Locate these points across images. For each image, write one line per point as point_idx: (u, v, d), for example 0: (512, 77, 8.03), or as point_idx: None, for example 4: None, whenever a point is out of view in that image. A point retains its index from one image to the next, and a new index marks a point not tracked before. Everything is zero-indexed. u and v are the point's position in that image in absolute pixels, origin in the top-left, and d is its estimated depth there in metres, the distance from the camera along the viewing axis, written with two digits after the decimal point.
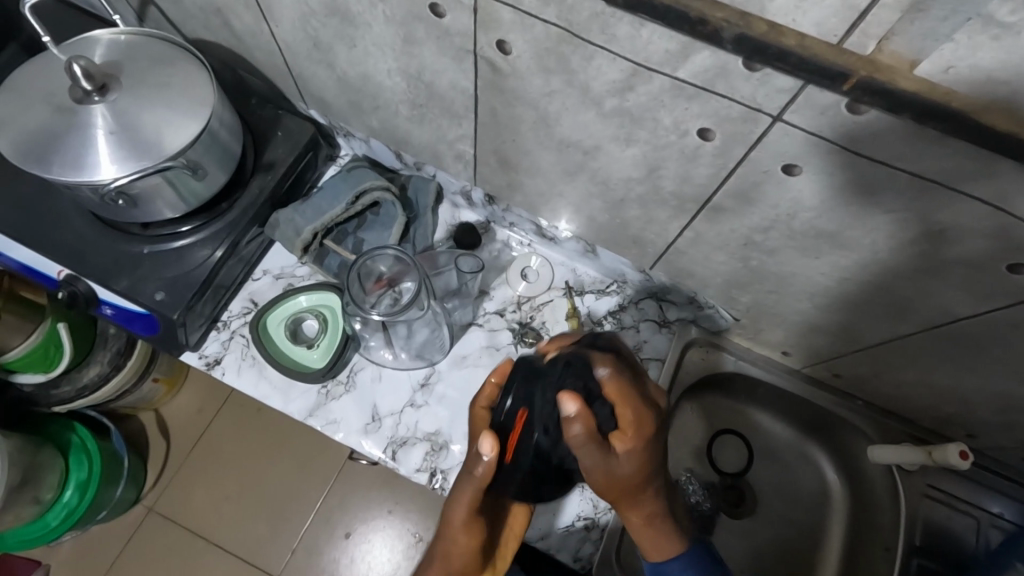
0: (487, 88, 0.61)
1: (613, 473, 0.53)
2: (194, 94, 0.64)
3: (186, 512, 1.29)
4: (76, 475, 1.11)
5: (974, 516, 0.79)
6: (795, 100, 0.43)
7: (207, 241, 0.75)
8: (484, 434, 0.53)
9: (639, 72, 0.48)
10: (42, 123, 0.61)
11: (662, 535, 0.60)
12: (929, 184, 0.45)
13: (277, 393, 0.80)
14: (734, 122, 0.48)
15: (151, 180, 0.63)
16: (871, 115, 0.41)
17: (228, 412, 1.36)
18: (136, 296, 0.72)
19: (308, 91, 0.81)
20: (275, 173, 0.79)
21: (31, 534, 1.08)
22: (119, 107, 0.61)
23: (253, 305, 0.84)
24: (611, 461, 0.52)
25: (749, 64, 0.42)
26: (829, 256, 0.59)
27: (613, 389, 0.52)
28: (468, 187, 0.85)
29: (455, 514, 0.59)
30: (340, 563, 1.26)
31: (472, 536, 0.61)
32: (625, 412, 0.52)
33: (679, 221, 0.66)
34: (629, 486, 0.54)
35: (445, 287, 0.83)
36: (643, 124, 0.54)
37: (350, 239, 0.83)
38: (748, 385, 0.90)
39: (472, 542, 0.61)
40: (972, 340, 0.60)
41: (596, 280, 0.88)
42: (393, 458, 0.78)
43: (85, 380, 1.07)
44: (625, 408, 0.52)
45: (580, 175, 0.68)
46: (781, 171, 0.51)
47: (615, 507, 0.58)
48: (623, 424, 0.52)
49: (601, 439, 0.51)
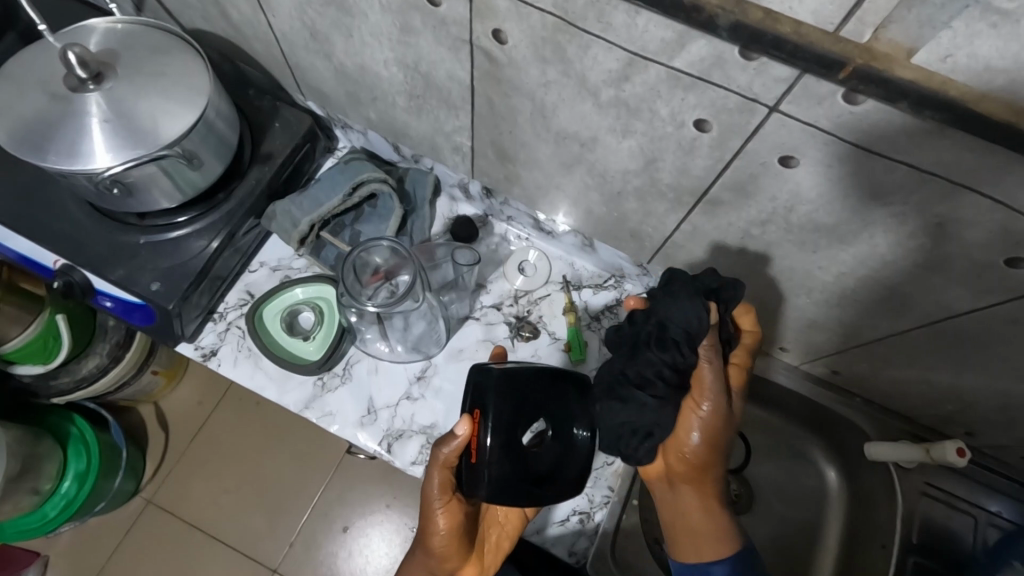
0: (484, 79, 0.61)
1: (711, 424, 0.61)
2: (190, 84, 0.64)
3: (184, 504, 1.29)
4: (75, 467, 1.11)
5: (973, 515, 0.78)
6: (792, 90, 0.43)
7: (203, 231, 0.75)
8: (462, 416, 0.57)
9: (636, 62, 0.48)
10: (37, 111, 0.60)
11: (719, 520, 0.64)
12: (926, 177, 0.44)
13: (272, 385, 0.80)
14: (730, 113, 0.48)
15: (146, 169, 0.62)
16: (868, 106, 0.41)
17: (227, 405, 1.36)
18: (132, 286, 0.71)
19: (305, 82, 0.81)
20: (273, 164, 0.79)
21: (27, 525, 1.07)
22: (115, 95, 0.61)
23: (250, 297, 0.84)
24: (711, 409, 0.60)
25: (745, 53, 0.42)
26: (827, 250, 0.59)
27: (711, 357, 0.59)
28: (465, 180, 0.85)
29: (433, 489, 0.63)
30: (338, 557, 1.26)
31: (451, 515, 0.65)
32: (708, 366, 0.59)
33: (676, 214, 0.66)
34: (717, 441, 0.61)
35: (442, 281, 0.82)
36: (640, 115, 0.54)
37: (347, 232, 0.83)
38: (745, 380, 0.90)
39: (453, 523, 0.65)
40: (970, 336, 0.59)
41: (594, 275, 0.88)
42: (388, 451, 0.78)
43: (83, 371, 1.07)
44: (709, 376, 0.60)
45: (578, 167, 0.68)
46: (779, 163, 0.51)
47: (682, 473, 0.64)
48: (715, 381, 0.60)
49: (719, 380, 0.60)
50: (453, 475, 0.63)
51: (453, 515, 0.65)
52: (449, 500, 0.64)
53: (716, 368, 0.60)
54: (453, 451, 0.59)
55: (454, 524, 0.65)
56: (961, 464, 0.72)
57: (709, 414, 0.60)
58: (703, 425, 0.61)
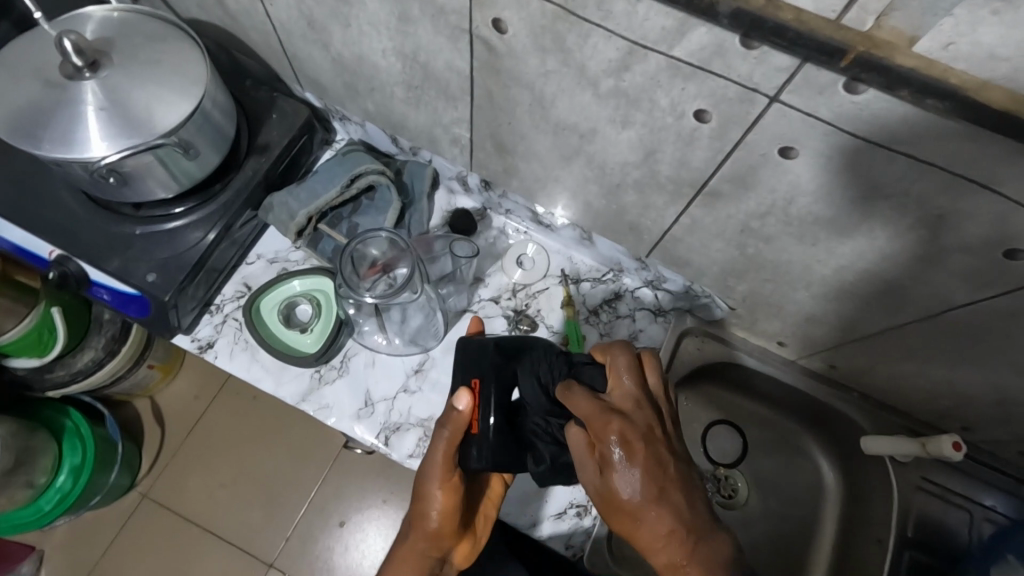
0: (483, 69, 0.61)
1: (625, 426, 0.51)
2: (187, 73, 0.63)
3: (179, 498, 1.29)
4: (70, 460, 1.10)
5: (968, 510, 0.78)
6: (793, 80, 0.43)
7: (200, 222, 0.75)
8: (461, 390, 0.59)
9: (636, 51, 0.48)
10: (31, 98, 0.60)
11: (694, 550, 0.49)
12: (926, 167, 0.44)
13: (269, 377, 0.80)
14: (731, 103, 0.48)
15: (142, 159, 0.62)
16: (870, 95, 0.41)
17: (223, 399, 1.35)
18: (128, 277, 0.71)
19: (303, 73, 0.80)
20: (270, 155, 0.78)
21: (21, 519, 1.06)
22: (111, 84, 0.61)
23: (247, 289, 0.84)
24: (609, 418, 0.51)
25: (746, 42, 0.42)
26: (826, 243, 0.59)
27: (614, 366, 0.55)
28: (464, 173, 0.85)
29: (432, 471, 0.62)
30: (334, 552, 1.26)
31: (449, 497, 0.64)
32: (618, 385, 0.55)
33: (675, 207, 0.66)
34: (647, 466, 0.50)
35: (440, 274, 0.82)
36: (639, 106, 0.54)
37: (345, 224, 0.82)
38: (743, 375, 0.89)
39: (450, 504, 0.65)
40: (967, 330, 0.59)
41: (592, 269, 0.88)
42: (385, 444, 0.77)
43: (79, 364, 1.07)
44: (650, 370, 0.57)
45: (576, 159, 0.68)
46: (779, 154, 0.50)
47: (635, 504, 0.50)
48: (619, 385, 0.55)
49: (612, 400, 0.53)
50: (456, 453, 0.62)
51: (451, 494, 0.64)
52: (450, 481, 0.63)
53: (618, 376, 0.55)
54: (455, 428, 0.59)
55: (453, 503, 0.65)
56: (956, 458, 0.72)
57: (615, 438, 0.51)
58: (622, 432, 0.50)
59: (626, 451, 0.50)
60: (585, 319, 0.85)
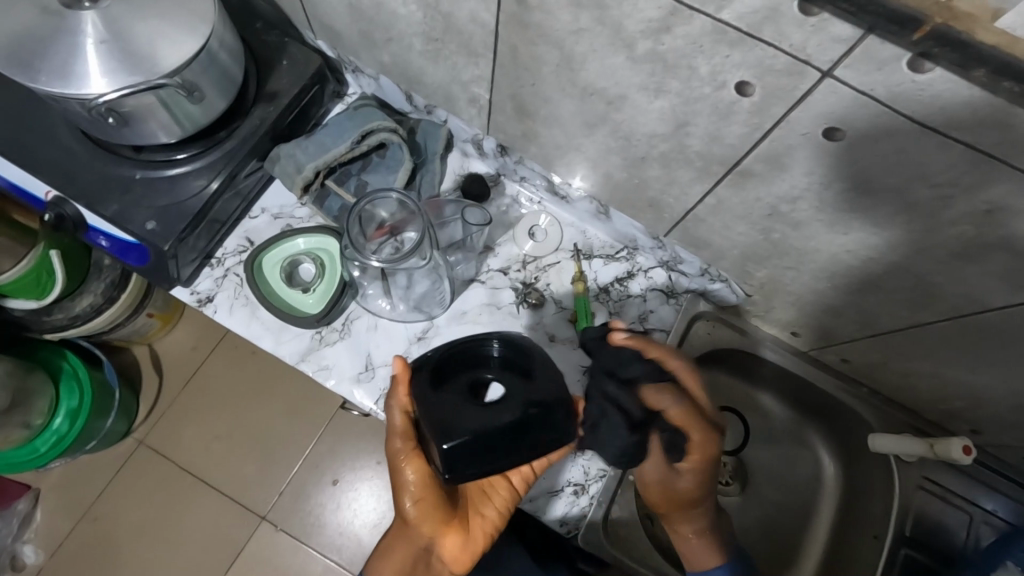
0: (510, 23, 0.57)
1: (689, 377, 0.64)
2: (194, 10, 0.59)
3: (177, 448, 1.29)
4: (67, 403, 1.09)
5: (967, 512, 0.76)
6: (851, 52, 0.39)
7: (202, 170, 0.72)
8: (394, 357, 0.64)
9: (679, 11, 0.44)
10: (25, 24, 0.56)
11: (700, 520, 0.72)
12: (982, 157, 0.41)
13: (268, 335, 0.78)
14: (777, 75, 0.44)
15: (143, 99, 0.59)
16: (935, 75, 0.37)
17: (221, 353, 1.34)
18: (126, 224, 0.69)
19: (317, 18, 0.76)
20: (278, 105, 0.75)
21: (18, 459, 1.05)
22: (110, 14, 0.57)
23: (249, 244, 0.81)
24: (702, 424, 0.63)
25: (805, 6, 0.38)
26: (859, 232, 0.56)
27: (644, 340, 0.64)
28: (479, 136, 0.81)
29: (393, 444, 0.62)
30: (325, 509, 1.27)
31: (418, 471, 0.62)
32: (671, 366, 0.64)
33: (702, 184, 0.63)
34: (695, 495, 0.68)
35: (449, 240, 0.79)
36: (677, 72, 0.50)
37: (353, 181, 0.79)
38: (752, 363, 0.87)
39: (422, 478, 0.63)
40: (996, 332, 0.57)
41: (606, 245, 0.85)
42: (384, 410, 0.76)
43: (77, 309, 1.05)
44: (693, 427, 0.62)
45: (601, 127, 0.64)
46: (823, 135, 0.47)
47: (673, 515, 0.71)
48: (690, 430, 0.62)
49: (705, 422, 0.63)
50: (413, 424, 0.62)
51: (419, 469, 0.62)
52: (409, 451, 0.62)
53: (671, 361, 0.64)
54: (405, 397, 0.62)
55: (425, 478, 0.62)
56: (965, 463, 0.71)
57: (688, 385, 0.64)
58: (682, 368, 0.64)
59: (687, 484, 0.67)
60: (594, 296, 0.82)
